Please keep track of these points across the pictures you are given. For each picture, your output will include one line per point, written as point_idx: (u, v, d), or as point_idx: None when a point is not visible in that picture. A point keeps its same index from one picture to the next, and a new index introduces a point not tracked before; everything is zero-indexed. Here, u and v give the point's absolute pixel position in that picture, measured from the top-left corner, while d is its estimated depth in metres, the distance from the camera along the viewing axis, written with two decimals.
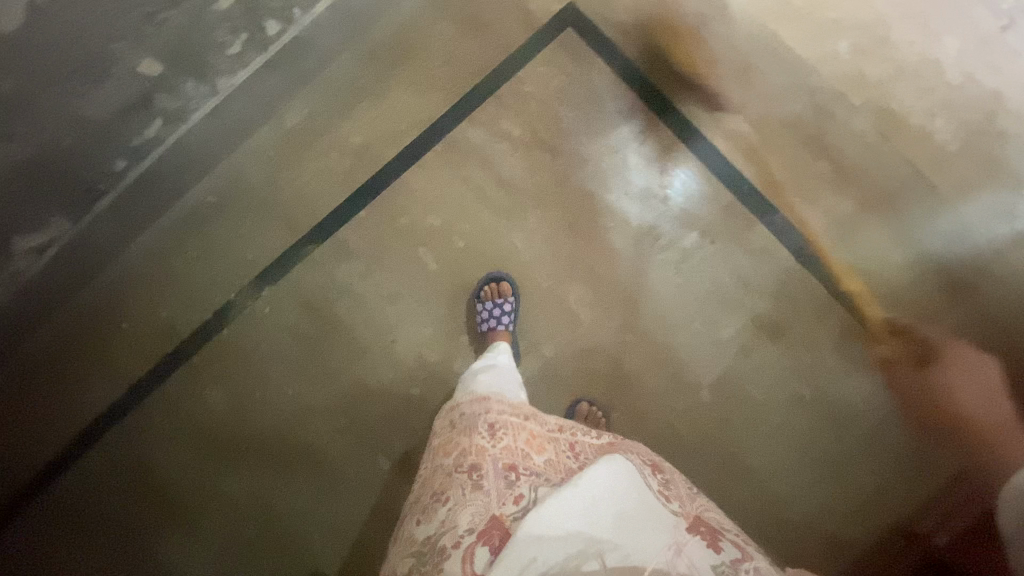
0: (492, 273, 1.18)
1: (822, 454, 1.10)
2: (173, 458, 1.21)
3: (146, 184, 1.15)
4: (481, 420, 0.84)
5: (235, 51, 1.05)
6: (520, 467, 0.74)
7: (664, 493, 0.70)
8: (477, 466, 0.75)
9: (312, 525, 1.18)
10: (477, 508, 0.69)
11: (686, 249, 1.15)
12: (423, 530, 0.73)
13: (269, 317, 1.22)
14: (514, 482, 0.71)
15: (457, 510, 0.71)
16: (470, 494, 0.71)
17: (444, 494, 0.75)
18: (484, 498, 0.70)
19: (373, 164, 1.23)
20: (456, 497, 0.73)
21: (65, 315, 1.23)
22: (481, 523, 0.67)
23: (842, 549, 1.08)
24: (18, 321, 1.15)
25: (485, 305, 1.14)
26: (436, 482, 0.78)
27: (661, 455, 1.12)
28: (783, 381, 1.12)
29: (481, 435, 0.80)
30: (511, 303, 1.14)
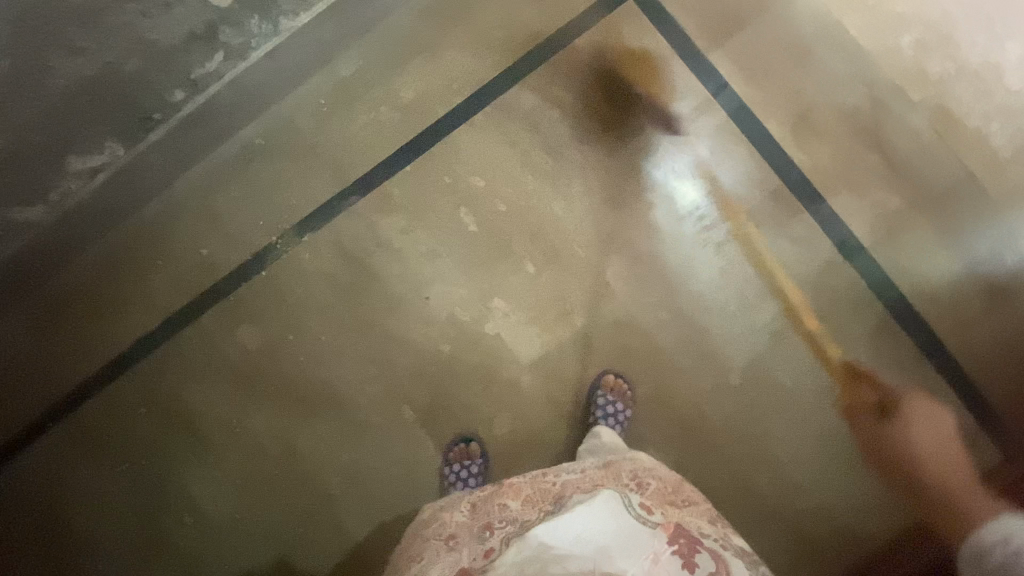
0: (460, 434, 1.18)
1: (844, 446, 1.11)
2: (201, 391, 1.23)
3: (199, 120, 1.15)
4: (464, 499, 0.93)
5: None
6: (495, 526, 0.81)
7: (646, 505, 0.75)
8: (454, 535, 0.84)
9: (334, 467, 1.20)
10: (450, 563, 0.78)
11: (728, 232, 1.15)
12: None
13: (308, 263, 1.23)
14: (485, 538, 0.79)
15: (429, 564, 0.81)
16: (443, 553, 0.81)
17: (420, 555, 0.85)
18: (457, 556, 0.79)
19: (422, 121, 1.23)
20: (431, 557, 0.82)
21: (107, 242, 1.25)
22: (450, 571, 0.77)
23: (856, 542, 1.09)
24: (65, 241, 1.18)
25: (453, 470, 1.15)
26: (415, 547, 0.89)
27: (683, 433, 1.14)
28: (813, 371, 1.12)
29: (462, 511, 0.89)
30: (478, 465, 1.15)
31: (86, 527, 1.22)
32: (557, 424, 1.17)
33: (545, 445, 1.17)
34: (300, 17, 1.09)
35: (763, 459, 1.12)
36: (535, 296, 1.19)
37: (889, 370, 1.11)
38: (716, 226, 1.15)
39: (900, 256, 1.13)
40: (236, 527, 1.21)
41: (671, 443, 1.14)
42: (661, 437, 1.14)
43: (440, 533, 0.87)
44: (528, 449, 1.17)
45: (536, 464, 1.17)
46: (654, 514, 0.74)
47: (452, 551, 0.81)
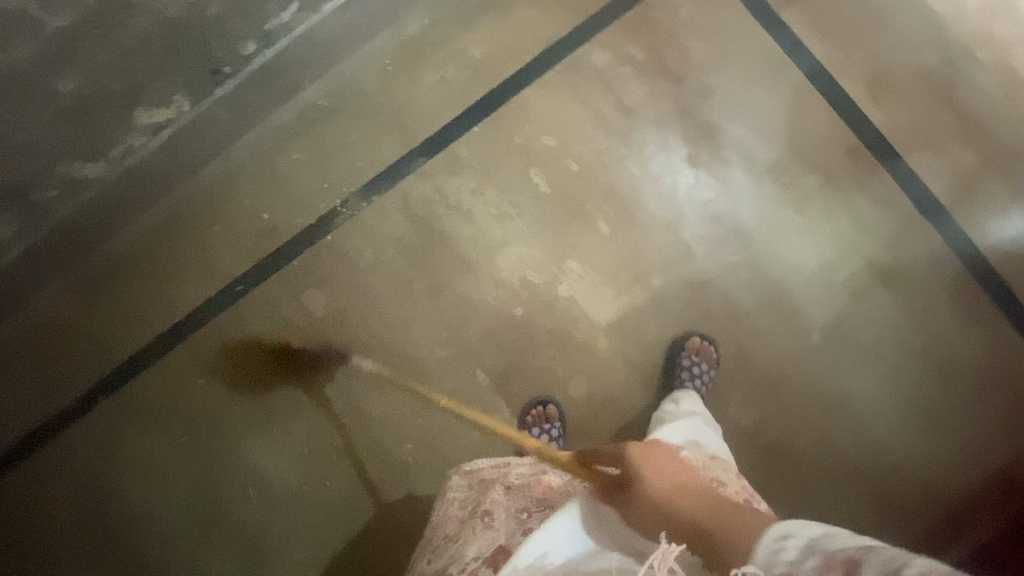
0: (537, 397, 1.15)
1: (927, 402, 1.11)
2: (265, 358, 1.19)
3: (267, 75, 1.11)
4: (499, 479, 0.85)
5: None
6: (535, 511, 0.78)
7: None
8: (490, 511, 0.78)
9: (406, 434, 1.17)
10: (487, 541, 0.74)
11: (804, 189, 1.15)
12: (433, 563, 0.78)
13: (374, 226, 1.19)
14: (525, 521, 0.76)
15: (466, 543, 0.76)
16: (482, 530, 0.75)
17: (457, 535, 0.78)
18: (494, 534, 0.74)
19: (491, 79, 1.20)
20: (467, 535, 0.76)
21: (161, 205, 1.20)
22: (488, 550, 0.72)
23: (943, 497, 1.08)
24: (122, 203, 1.13)
25: (534, 433, 1.11)
26: (450, 526, 0.81)
27: (764, 392, 1.13)
28: (893, 328, 1.12)
29: (498, 490, 0.82)
30: (558, 429, 1.12)
31: (144, 501, 1.17)
32: (636, 386, 1.15)
33: (623, 407, 1.15)
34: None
35: (845, 416, 1.11)
36: (610, 257, 1.17)
37: (968, 326, 1.12)
38: (794, 185, 1.15)
39: (975, 213, 1.13)
40: (304, 498, 1.17)
41: (753, 402, 1.13)
42: (741, 396, 1.13)
43: (473, 512, 0.79)
44: (608, 412, 1.15)
45: (614, 427, 1.15)
46: None
47: (488, 529, 0.76)
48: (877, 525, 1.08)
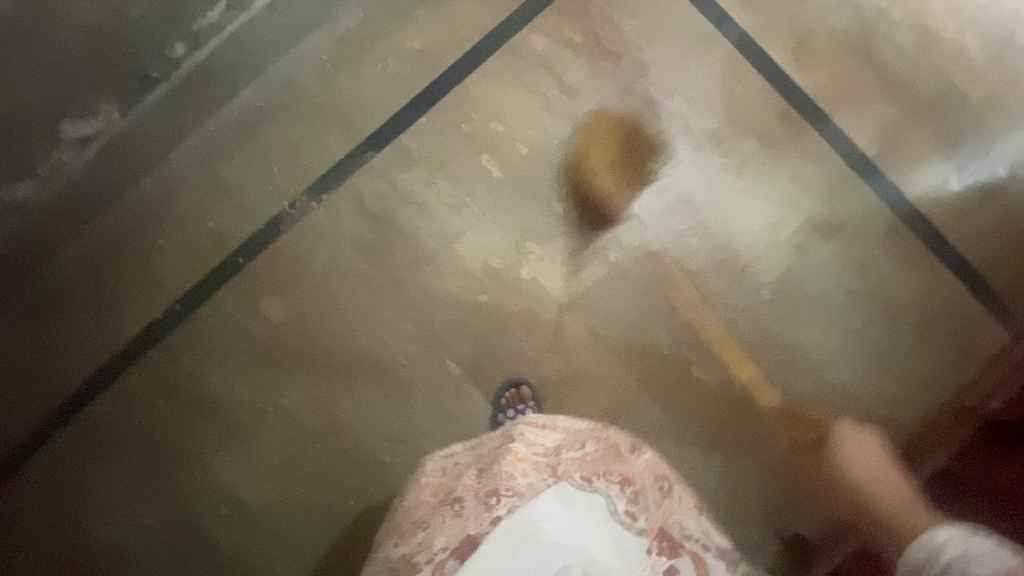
0: (510, 380, 1.16)
1: (874, 345, 1.17)
2: (225, 371, 1.15)
3: (199, 79, 1.07)
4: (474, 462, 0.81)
5: None
6: (503, 491, 0.70)
7: (631, 511, 0.69)
8: (460, 499, 0.74)
9: (380, 433, 1.15)
10: (456, 531, 0.69)
11: (744, 154, 1.20)
12: (401, 547, 0.74)
13: (327, 225, 1.17)
14: (492, 505, 0.69)
15: (436, 532, 0.71)
16: (449, 520, 0.71)
17: (427, 521, 0.75)
18: (461, 522, 0.69)
19: (433, 70, 1.19)
20: (437, 523, 0.73)
21: (99, 224, 1.14)
22: (455, 540, 0.67)
23: (897, 431, 1.15)
24: (57, 226, 1.07)
25: (508, 414, 1.13)
26: (422, 512, 0.79)
27: (726, 352, 1.17)
28: (838, 279, 1.18)
29: (471, 476, 0.78)
30: (533, 408, 1.13)
31: (111, 536, 1.12)
32: (605, 360, 1.17)
33: (594, 381, 1.17)
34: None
35: (803, 366, 1.17)
36: (567, 236, 1.19)
37: (906, 269, 1.19)
38: (735, 152, 1.20)
39: (901, 163, 1.21)
40: (281, 511, 1.13)
41: (716, 363, 1.17)
42: (704, 357, 1.17)
43: (445, 499, 0.76)
44: (580, 389, 1.17)
45: (587, 402, 1.17)
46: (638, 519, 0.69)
47: (457, 517, 0.71)
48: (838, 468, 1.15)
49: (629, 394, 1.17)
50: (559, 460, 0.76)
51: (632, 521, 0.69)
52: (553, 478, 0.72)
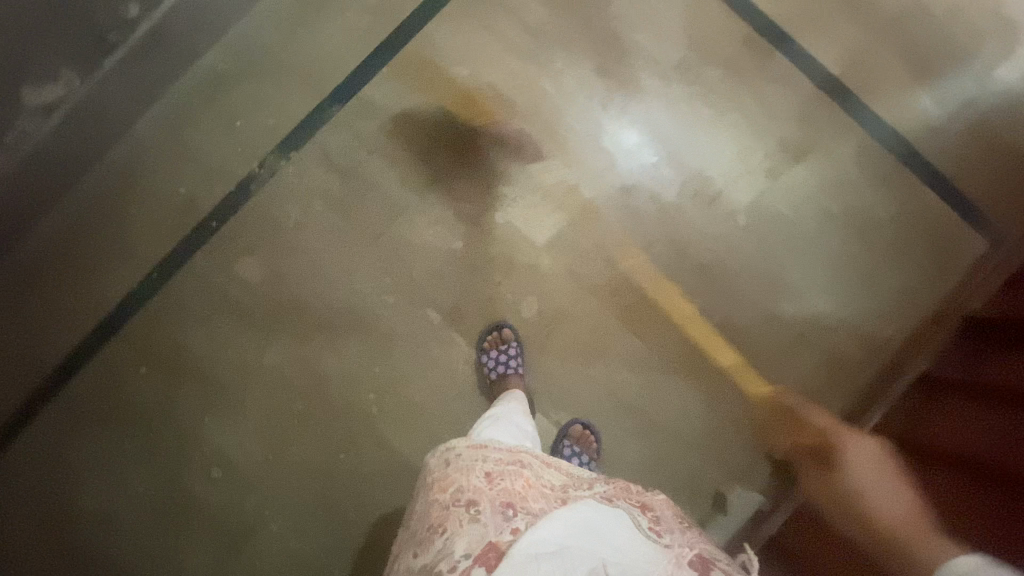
0: (492, 323, 1.16)
1: (853, 262, 1.17)
2: (207, 334, 1.15)
3: (158, 41, 1.05)
4: (479, 465, 0.82)
5: None
6: (519, 503, 0.74)
7: (654, 527, 0.73)
8: (474, 502, 0.74)
9: (366, 384, 1.15)
10: (476, 536, 0.69)
11: (710, 84, 1.19)
12: (420, 558, 0.73)
13: (298, 183, 1.17)
14: (512, 516, 0.70)
15: (453, 537, 0.71)
16: (466, 523, 0.71)
17: (440, 523, 0.74)
18: (481, 527, 0.69)
19: (392, 20, 1.19)
20: (453, 527, 0.72)
21: (72, 198, 1.15)
22: (477, 546, 0.67)
23: (880, 346, 1.15)
24: (30, 201, 1.07)
25: (492, 355, 1.13)
26: (433, 514, 0.77)
27: (705, 281, 1.17)
28: (812, 200, 1.18)
29: (477, 477, 0.79)
30: (516, 347, 1.14)
31: (104, 505, 1.12)
32: (585, 297, 1.17)
33: (575, 319, 1.17)
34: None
35: (783, 290, 1.17)
36: (539, 177, 1.18)
37: (879, 185, 1.18)
38: (701, 80, 1.19)
39: (869, 81, 1.20)
40: (272, 468, 1.14)
41: (696, 292, 1.17)
42: (683, 288, 1.17)
43: (457, 499, 0.76)
44: (561, 327, 1.17)
45: (570, 341, 1.17)
46: (664, 537, 0.72)
47: (474, 521, 0.71)
48: (825, 387, 1.15)
49: (611, 329, 1.17)
50: (568, 494, 0.80)
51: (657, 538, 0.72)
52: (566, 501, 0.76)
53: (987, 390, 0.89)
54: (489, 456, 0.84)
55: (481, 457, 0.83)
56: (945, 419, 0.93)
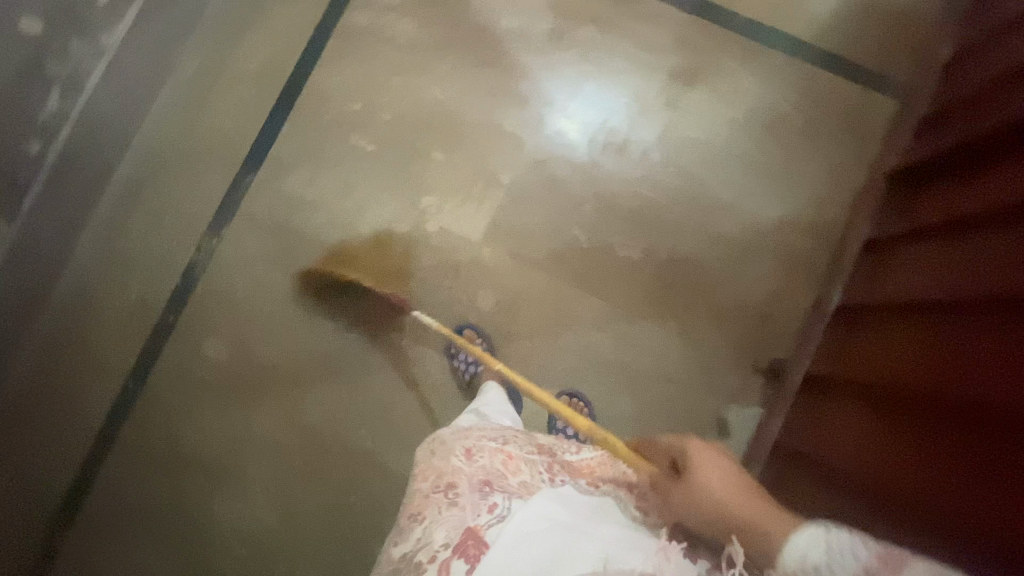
0: (455, 327, 1.18)
1: (774, 160, 1.19)
2: (193, 420, 1.18)
3: (67, 166, 1.04)
4: (458, 443, 0.78)
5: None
6: (497, 481, 0.71)
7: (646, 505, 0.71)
8: (454, 484, 0.72)
9: (355, 420, 1.17)
10: (454, 523, 0.68)
11: (586, 42, 1.23)
12: (398, 545, 0.71)
13: (236, 255, 1.21)
14: (489, 493, 0.69)
15: (432, 524, 0.69)
16: (444, 510, 0.69)
17: (420, 512, 0.72)
18: (459, 514, 0.68)
19: (278, 81, 1.25)
20: (432, 514, 0.70)
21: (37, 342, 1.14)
22: (456, 536, 0.66)
23: (824, 229, 1.16)
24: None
25: (461, 357, 1.16)
26: (413, 501, 0.75)
27: (642, 221, 1.19)
28: (716, 116, 1.21)
29: (458, 457, 0.76)
30: (482, 345, 1.16)
31: None
32: (534, 274, 1.19)
33: (532, 297, 1.19)
34: (117, 27, 1.01)
35: (717, 207, 1.18)
36: (456, 177, 1.22)
37: (774, 82, 1.21)
38: (576, 40, 1.23)
39: None
40: (289, 528, 1.15)
41: (637, 236, 1.19)
42: (623, 235, 1.19)
43: (436, 484, 0.73)
44: (521, 309, 1.19)
45: (534, 319, 1.18)
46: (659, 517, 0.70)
47: (453, 506, 0.69)
48: (787, 284, 1.15)
49: (567, 296, 1.18)
50: (554, 459, 0.76)
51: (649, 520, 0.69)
52: (551, 477, 0.73)
53: (946, 222, 0.84)
54: (472, 432, 0.81)
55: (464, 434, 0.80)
56: (897, 270, 0.93)
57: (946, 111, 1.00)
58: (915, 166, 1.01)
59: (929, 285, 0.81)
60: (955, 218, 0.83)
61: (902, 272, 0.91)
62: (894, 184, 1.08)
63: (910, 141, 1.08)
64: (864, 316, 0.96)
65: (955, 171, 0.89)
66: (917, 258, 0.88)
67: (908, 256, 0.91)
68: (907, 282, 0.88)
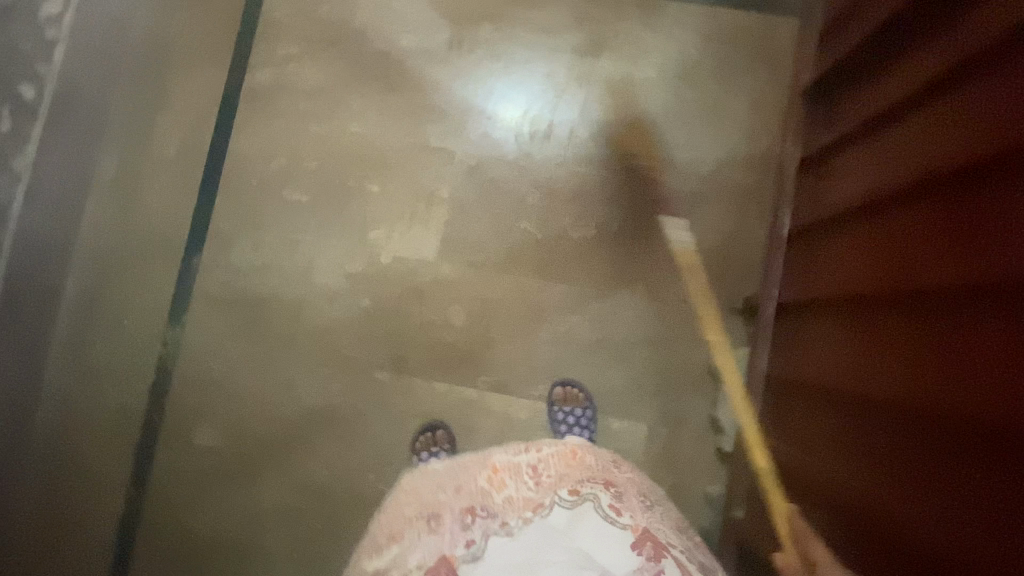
0: (423, 423, 1.17)
1: (698, 104, 1.19)
2: (203, 510, 1.17)
3: (15, 298, 1.05)
4: (450, 476, 0.91)
5: (6, 126, 0.97)
6: (478, 508, 0.81)
7: (615, 506, 0.80)
8: (438, 514, 0.83)
9: (361, 466, 1.17)
10: (429, 547, 0.79)
11: (486, 40, 1.23)
12: (377, 564, 0.82)
13: (202, 338, 1.21)
14: (469, 525, 0.79)
15: (411, 547, 0.80)
16: (423, 536, 0.80)
17: (400, 534, 0.83)
18: (435, 539, 0.79)
19: (199, 159, 1.24)
20: (411, 539, 0.81)
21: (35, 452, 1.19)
22: (432, 557, 0.77)
23: (762, 158, 1.16)
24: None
25: (423, 457, 1.13)
26: (395, 523, 0.86)
27: (586, 198, 1.19)
28: (630, 77, 1.20)
29: (446, 491, 0.87)
30: (446, 448, 1.14)
31: None
32: (497, 278, 1.19)
33: (500, 300, 1.18)
34: (26, 151, 1.00)
35: (655, 164, 1.18)
36: (395, 204, 1.22)
37: (678, 30, 1.21)
38: (477, 41, 1.23)
39: None
40: None
41: (586, 214, 1.18)
42: (572, 216, 1.19)
43: (419, 513, 0.84)
44: (494, 315, 1.18)
45: (507, 321, 1.18)
46: (625, 515, 0.79)
47: (431, 532, 0.80)
48: (741, 220, 1.15)
49: (535, 290, 1.18)
50: (539, 464, 0.87)
51: (616, 517, 0.79)
52: (532, 486, 0.84)
53: (881, 116, 0.83)
54: (462, 462, 0.92)
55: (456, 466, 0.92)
56: (834, 181, 0.94)
57: (841, 18, 1.01)
58: (824, 76, 1.03)
59: (885, 180, 0.79)
60: (888, 110, 0.81)
61: (839, 183, 0.92)
62: (810, 100, 1.08)
63: (815, 56, 1.09)
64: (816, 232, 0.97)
65: (871, 69, 0.89)
66: (850, 166, 0.90)
67: (841, 166, 0.92)
68: (847, 192, 0.89)
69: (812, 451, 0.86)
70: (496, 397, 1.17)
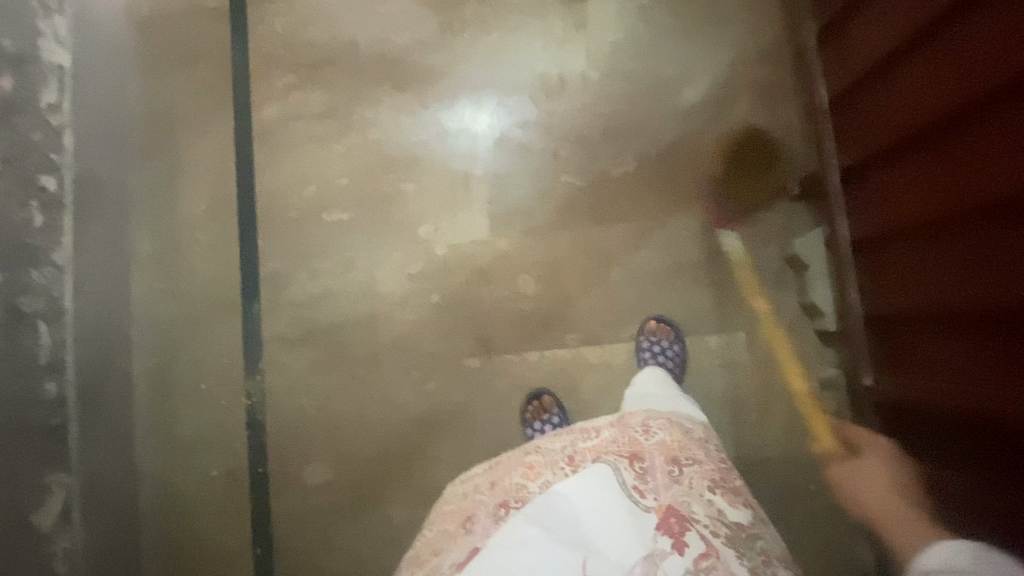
0: (529, 392, 1.15)
1: (697, 15, 1.20)
2: (334, 545, 1.15)
3: (92, 395, 1.03)
4: (483, 478, 0.88)
5: (41, 222, 0.94)
6: (512, 502, 0.76)
7: (638, 487, 0.72)
8: (472, 515, 0.79)
9: (479, 455, 1.15)
10: (464, 547, 0.73)
11: (474, 15, 1.23)
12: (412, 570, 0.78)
13: (286, 378, 1.20)
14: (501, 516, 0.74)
15: (447, 553, 0.75)
16: (461, 539, 0.75)
17: (441, 547, 0.77)
18: (470, 538, 0.74)
19: (231, 210, 1.23)
20: (449, 544, 0.77)
21: (151, 541, 1.17)
22: (462, 555, 0.71)
23: (774, 48, 1.18)
24: None
25: (538, 427, 1.12)
26: (436, 540, 0.81)
27: (617, 135, 1.19)
28: (624, 10, 1.21)
29: (483, 491, 0.83)
30: (559, 415, 1.12)
31: None
32: (554, 235, 1.19)
33: (564, 256, 1.18)
34: (64, 241, 0.97)
35: (673, 84, 1.19)
36: (435, 196, 1.21)
37: None
38: (467, 20, 1.23)
39: None
40: None
41: (621, 150, 1.19)
42: (609, 156, 1.19)
43: (461, 521, 0.79)
44: (562, 271, 1.18)
45: (578, 274, 1.17)
46: (648, 496, 0.72)
47: (468, 531, 0.76)
48: (767, 113, 1.17)
49: (594, 236, 1.18)
50: (575, 449, 0.82)
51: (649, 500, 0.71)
52: (568, 463, 0.80)
53: None
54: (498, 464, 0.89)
55: (492, 468, 0.89)
56: (849, 44, 0.95)
57: None
58: None
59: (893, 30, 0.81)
60: None
61: (854, 44, 0.93)
62: None
63: None
64: (847, 103, 0.98)
65: None
66: (858, 23, 0.91)
67: (850, 27, 0.94)
68: (862, 51, 0.90)
69: (903, 309, 0.86)
70: (590, 350, 1.16)
